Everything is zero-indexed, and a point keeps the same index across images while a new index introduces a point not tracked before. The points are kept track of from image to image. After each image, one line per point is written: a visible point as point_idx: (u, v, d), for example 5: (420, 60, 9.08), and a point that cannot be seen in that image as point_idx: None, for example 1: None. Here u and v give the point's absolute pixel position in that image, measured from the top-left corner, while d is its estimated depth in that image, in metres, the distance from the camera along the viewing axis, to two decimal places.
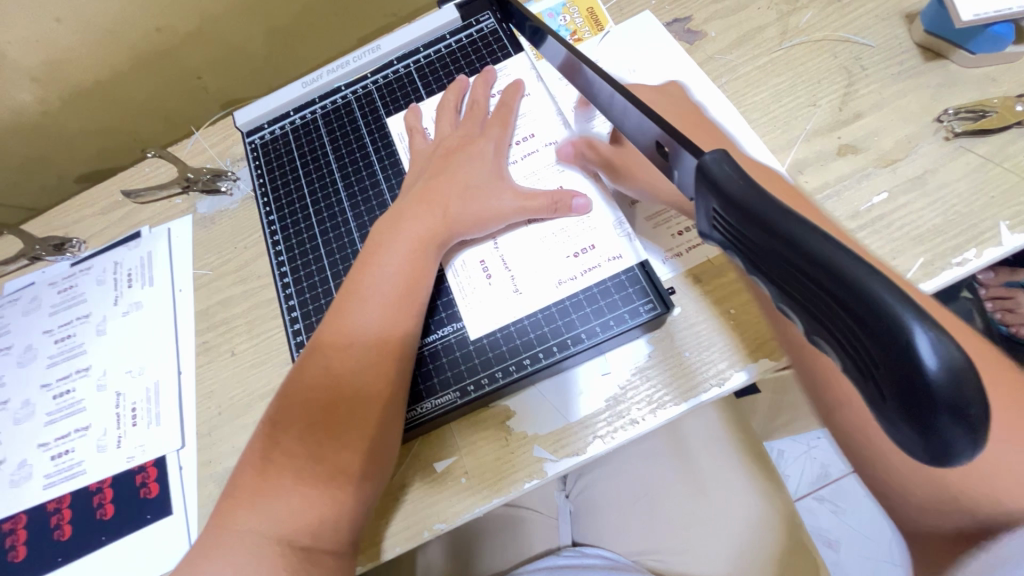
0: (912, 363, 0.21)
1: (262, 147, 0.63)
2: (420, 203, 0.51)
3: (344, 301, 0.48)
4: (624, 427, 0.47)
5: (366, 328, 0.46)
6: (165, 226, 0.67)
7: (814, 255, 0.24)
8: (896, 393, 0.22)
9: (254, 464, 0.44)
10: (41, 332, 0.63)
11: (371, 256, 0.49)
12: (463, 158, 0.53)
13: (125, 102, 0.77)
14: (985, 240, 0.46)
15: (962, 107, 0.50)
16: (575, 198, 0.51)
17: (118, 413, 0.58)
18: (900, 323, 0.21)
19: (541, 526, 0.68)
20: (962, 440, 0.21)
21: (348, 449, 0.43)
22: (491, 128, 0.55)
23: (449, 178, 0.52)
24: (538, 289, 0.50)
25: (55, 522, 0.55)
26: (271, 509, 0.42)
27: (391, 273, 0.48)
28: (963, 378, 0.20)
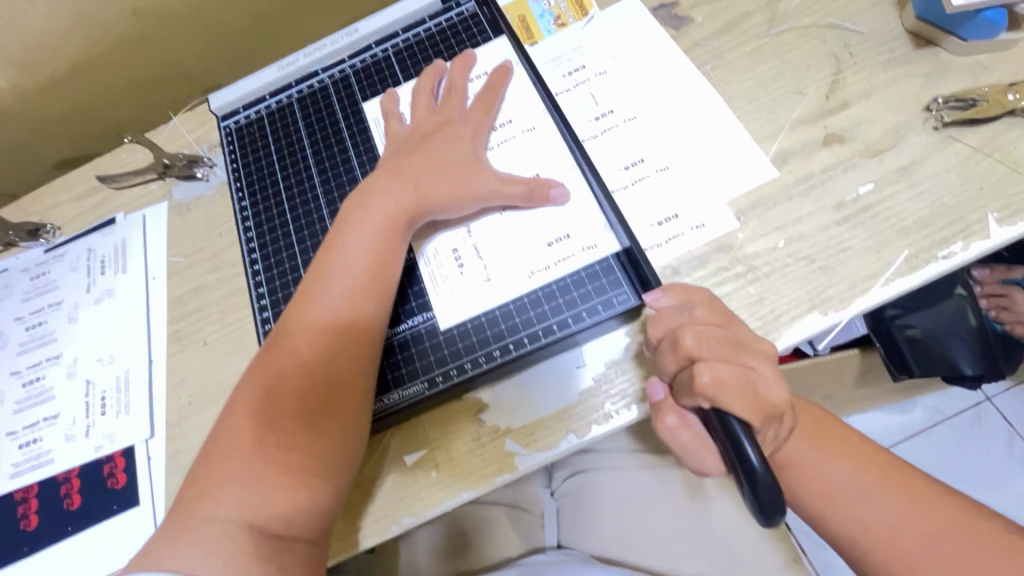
0: None
1: (236, 132, 0.61)
2: (392, 183, 0.49)
3: (315, 284, 0.46)
4: (597, 421, 0.46)
5: (338, 311, 0.45)
6: (140, 213, 0.65)
7: None
8: None
9: (218, 452, 0.42)
10: (12, 318, 0.62)
11: (343, 238, 0.48)
12: (436, 140, 0.52)
13: (104, 86, 0.75)
14: (972, 233, 0.45)
15: (952, 96, 0.49)
16: (552, 187, 0.49)
17: (87, 401, 0.57)
18: None
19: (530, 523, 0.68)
20: None
21: (317, 436, 0.42)
22: (468, 113, 0.53)
23: (420, 159, 0.50)
24: (511, 278, 0.49)
25: (22, 511, 0.54)
26: (239, 498, 0.40)
27: (359, 254, 0.46)
28: None
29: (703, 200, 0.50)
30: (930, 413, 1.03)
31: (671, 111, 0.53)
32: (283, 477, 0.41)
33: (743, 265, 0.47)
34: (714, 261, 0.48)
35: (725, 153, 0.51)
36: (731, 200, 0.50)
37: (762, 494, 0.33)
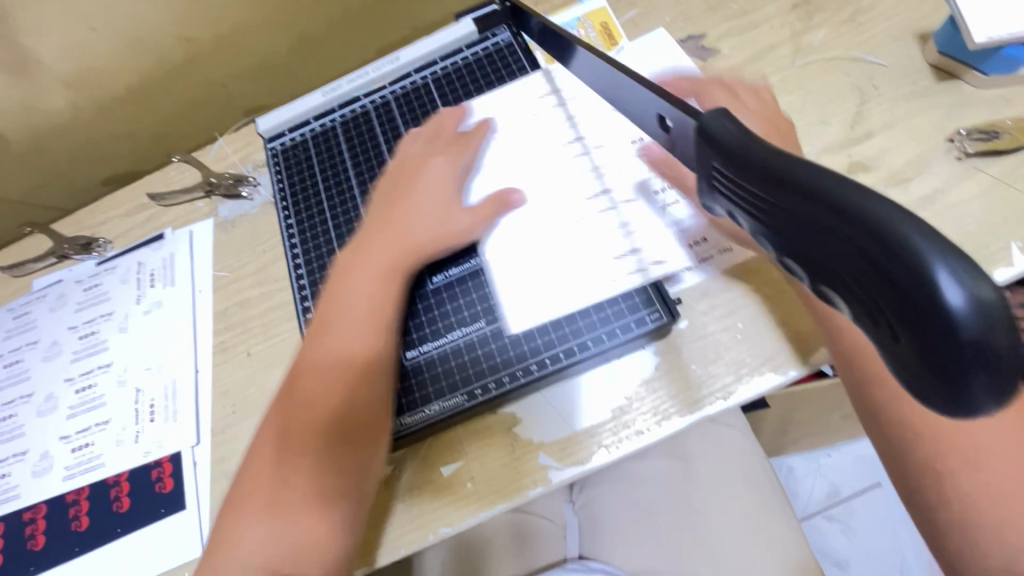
0: (931, 305, 0.16)
1: (282, 153, 0.65)
2: (426, 219, 0.52)
3: (353, 314, 0.48)
4: (629, 437, 0.47)
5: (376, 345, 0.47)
6: (187, 229, 0.69)
7: (812, 192, 0.20)
8: (907, 337, 0.18)
9: (259, 477, 0.45)
10: (66, 328, 0.66)
11: (381, 274, 0.50)
12: (467, 168, 0.54)
13: (154, 108, 0.79)
14: (996, 260, 0.46)
15: (974, 128, 0.50)
16: (569, 182, 0.52)
17: (136, 408, 0.59)
18: (917, 259, 0.16)
19: (551, 538, 0.68)
20: (987, 396, 0.17)
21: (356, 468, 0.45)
22: (493, 128, 0.55)
23: (456, 190, 0.53)
24: None
25: (74, 513, 0.56)
26: (280, 527, 0.43)
27: (398, 294, 0.49)
28: (992, 316, 0.16)
29: None
30: None
31: None
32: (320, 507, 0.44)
33: (771, 287, 0.49)
34: (743, 283, 0.50)
35: None
36: None
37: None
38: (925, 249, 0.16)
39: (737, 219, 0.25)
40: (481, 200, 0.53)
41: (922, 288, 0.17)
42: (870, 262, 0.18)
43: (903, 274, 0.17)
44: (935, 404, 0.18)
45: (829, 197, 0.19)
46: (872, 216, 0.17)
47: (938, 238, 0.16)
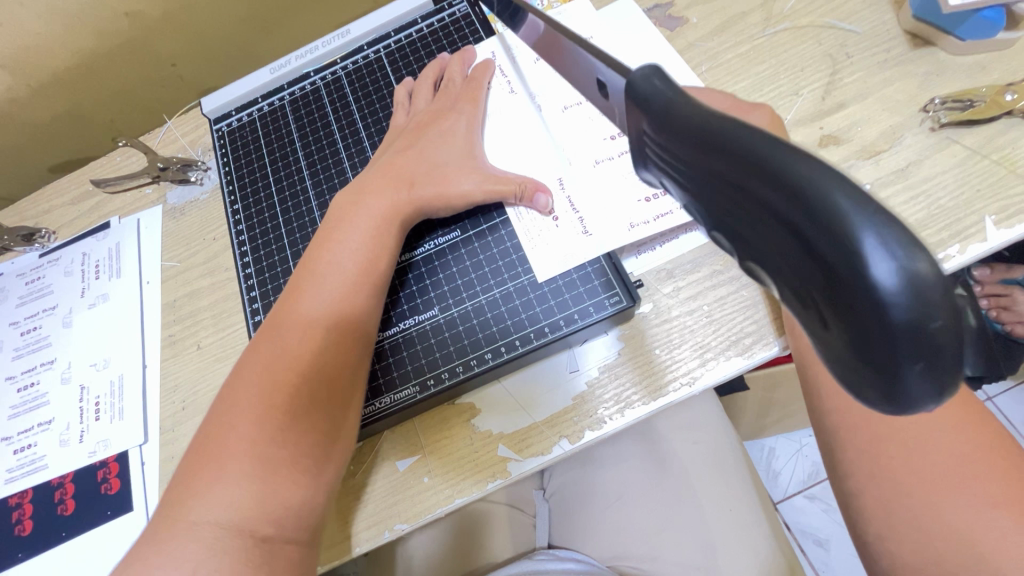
0: (861, 284, 0.15)
1: (229, 135, 0.61)
2: (385, 178, 0.49)
3: (306, 277, 0.46)
4: (590, 426, 0.45)
5: (328, 307, 0.44)
6: (135, 217, 0.65)
7: (741, 153, 0.18)
8: (840, 323, 0.16)
9: (196, 459, 0.40)
10: (7, 323, 0.63)
11: (336, 235, 0.48)
12: (431, 132, 0.52)
13: (98, 90, 0.75)
14: (969, 235, 0.44)
15: (949, 97, 0.48)
16: (539, 193, 0.48)
17: (81, 407, 0.57)
18: (851, 233, 0.15)
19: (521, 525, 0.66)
20: (921, 389, 0.16)
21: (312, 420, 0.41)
22: (463, 104, 0.53)
23: (416, 159, 0.50)
24: (513, 262, 0.49)
25: (17, 517, 0.54)
26: (225, 499, 0.38)
27: (352, 248, 0.47)
28: (925, 296, 0.15)
29: None
30: None
31: None
32: (276, 470, 0.39)
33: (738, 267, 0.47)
34: (709, 264, 0.48)
35: None
36: None
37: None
38: (853, 219, 0.15)
39: (665, 189, 0.23)
40: (446, 159, 0.50)
41: (850, 266, 0.15)
42: (796, 234, 0.17)
43: (834, 252, 0.16)
44: (870, 398, 0.17)
45: (757, 161, 0.17)
46: (801, 182, 0.16)
47: (872, 209, 0.15)
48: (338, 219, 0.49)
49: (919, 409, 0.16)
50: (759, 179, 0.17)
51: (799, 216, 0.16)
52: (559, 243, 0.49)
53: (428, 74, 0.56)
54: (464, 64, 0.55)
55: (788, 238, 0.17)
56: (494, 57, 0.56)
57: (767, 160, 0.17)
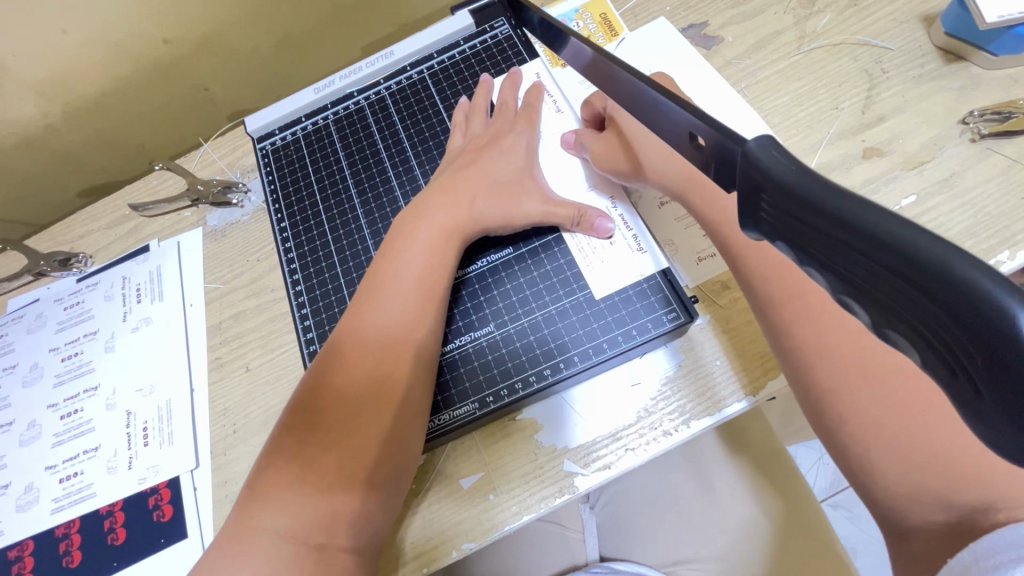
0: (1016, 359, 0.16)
1: (273, 153, 0.61)
2: (444, 194, 0.50)
3: (369, 294, 0.47)
4: (657, 439, 0.46)
5: (387, 327, 0.45)
6: (175, 240, 0.65)
7: (871, 230, 0.19)
8: (992, 391, 0.17)
9: (267, 467, 0.43)
10: (47, 349, 0.62)
11: (394, 246, 0.49)
12: (490, 156, 0.52)
13: (130, 113, 0.75)
14: (1018, 241, 0.46)
15: (987, 109, 0.50)
16: (599, 217, 0.49)
17: (129, 433, 0.56)
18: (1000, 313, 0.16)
19: (556, 541, 0.65)
20: None
21: (363, 449, 0.42)
22: (519, 125, 0.54)
23: (481, 171, 0.51)
24: (573, 275, 0.50)
25: (65, 548, 0.52)
26: (289, 505, 0.41)
27: (407, 276, 0.47)
28: None
29: None
30: None
31: None
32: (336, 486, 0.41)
33: None
34: None
35: None
36: None
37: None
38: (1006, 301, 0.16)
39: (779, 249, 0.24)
40: (501, 187, 0.51)
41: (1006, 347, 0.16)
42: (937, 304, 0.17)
43: (977, 317, 0.16)
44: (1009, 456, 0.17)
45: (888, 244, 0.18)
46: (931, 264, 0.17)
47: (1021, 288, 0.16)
48: (396, 236, 0.49)
49: None
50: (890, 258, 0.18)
51: (927, 282, 0.17)
52: (614, 260, 0.49)
53: (468, 104, 0.57)
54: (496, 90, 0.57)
55: (925, 301, 0.18)
56: (540, 78, 0.57)
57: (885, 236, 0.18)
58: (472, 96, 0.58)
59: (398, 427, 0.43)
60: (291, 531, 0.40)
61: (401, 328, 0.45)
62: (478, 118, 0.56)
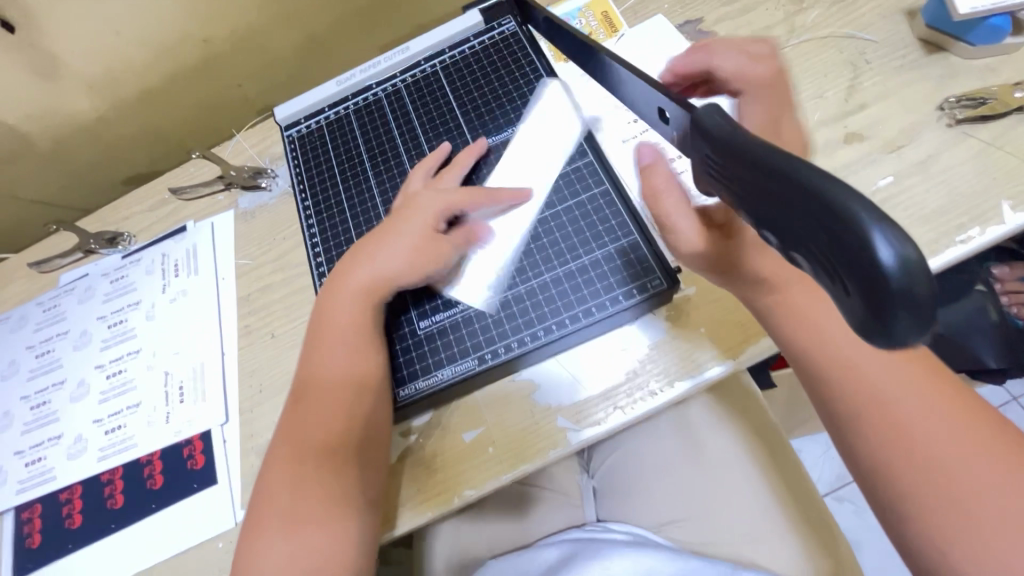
0: (870, 263, 0.21)
1: (299, 140, 0.67)
2: (376, 246, 0.53)
3: (320, 347, 0.51)
4: (644, 397, 0.49)
5: (338, 371, 0.50)
6: (209, 221, 0.71)
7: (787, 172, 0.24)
8: (862, 294, 0.21)
9: (256, 519, 0.47)
10: (94, 318, 0.68)
11: (332, 304, 0.52)
12: (399, 212, 0.54)
13: (170, 108, 0.82)
14: (988, 218, 0.48)
15: (963, 96, 0.53)
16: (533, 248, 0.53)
17: (166, 390, 0.62)
18: (860, 226, 0.21)
19: (552, 511, 0.67)
20: (910, 332, 0.21)
21: (330, 487, 0.46)
22: (444, 179, 0.57)
23: (418, 220, 0.53)
24: (566, 245, 0.54)
25: (109, 491, 0.58)
26: (292, 545, 0.45)
27: (346, 332, 0.51)
28: (917, 270, 0.20)
29: None
30: None
31: None
32: (326, 516, 0.45)
33: None
34: None
35: None
36: None
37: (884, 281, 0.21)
38: (866, 221, 0.21)
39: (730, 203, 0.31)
40: (419, 231, 0.52)
41: (863, 250, 0.21)
42: (824, 228, 0.22)
43: (846, 235, 0.21)
44: (871, 339, 0.22)
45: (796, 180, 0.24)
46: (830, 198, 0.22)
47: (872, 209, 0.21)
48: (329, 299, 0.53)
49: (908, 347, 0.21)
50: (795, 194, 0.24)
51: (816, 205, 0.23)
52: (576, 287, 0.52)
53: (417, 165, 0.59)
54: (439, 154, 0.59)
55: (811, 225, 0.23)
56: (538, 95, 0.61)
57: (784, 171, 0.24)
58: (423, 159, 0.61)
59: (355, 461, 0.47)
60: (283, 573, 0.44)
61: (341, 380, 0.49)
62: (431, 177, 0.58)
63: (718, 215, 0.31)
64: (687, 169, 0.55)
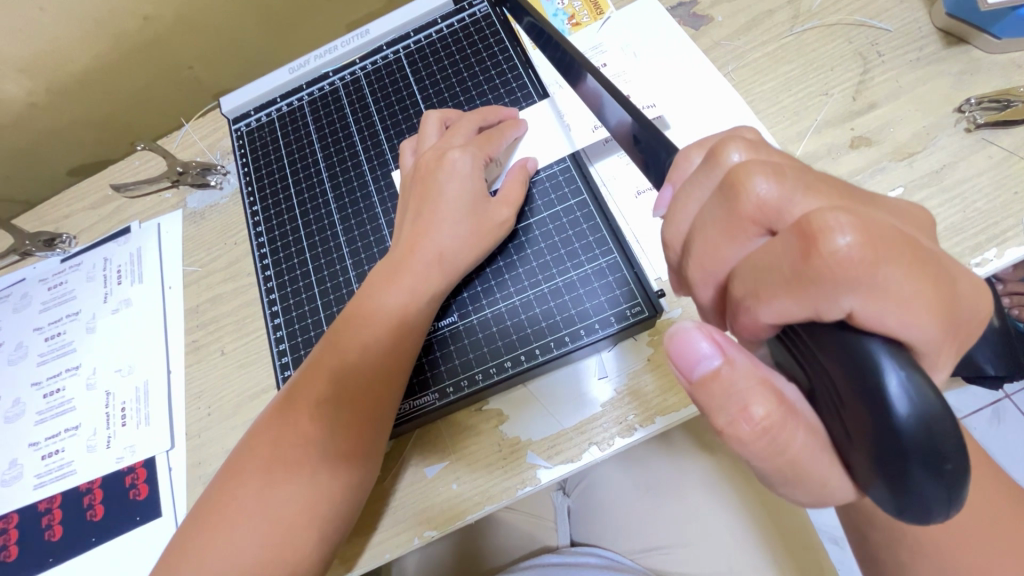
0: (885, 414, 0.19)
1: (248, 135, 0.61)
2: (431, 202, 0.47)
3: (376, 284, 0.47)
4: (621, 433, 0.45)
5: (382, 320, 0.45)
6: (155, 222, 0.65)
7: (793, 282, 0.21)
8: (871, 444, 0.20)
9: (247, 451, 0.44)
10: (31, 329, 0.63)
11: (410, 243, 0.47)
12: (441, 179, 0.47)
13: (113, 92, 0.75)
14: (1007, 239, 0.43)
15: (985, 97, 0.47)
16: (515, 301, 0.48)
17: (107, 412, 0.57)
18: (875, 368, 0.19)
19: (520, 530, 0.65)
20: (932, 492, 0.20)
21: (318, 484, 0.41)
22: (473, 144, 0.49)
23: (440, 204, 0.47)
24: (538, 267, 0.49)
25: (47, 522, 0.54)
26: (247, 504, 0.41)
27: (399, 294, 0.45)
28: (936, 429, 0.19)
29: None
30: None
31: (694, 118, 0.52)
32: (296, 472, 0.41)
33: None
34: None
35: None
36: None
37: (913, 432, 0.19)
38: (884, 365, 0.19)
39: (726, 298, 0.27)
40: (467, 208, 0.47)
41: (879, 401, 0.19)
42: (830, 365, 0.21)
43: (859, 382, 0.20)
44: (880, 489, 0.21)
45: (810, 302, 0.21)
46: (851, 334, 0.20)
47: (896, 353, 0.20)
48: (386, 271, 0.47)
49: (923, 502, 0.20)
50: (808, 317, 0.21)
51: (829, 338, 0.21)
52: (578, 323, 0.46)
53: (437, 111, 0.52)
54: (496, 115, 0.52)
55: (818, 360, 0.22)
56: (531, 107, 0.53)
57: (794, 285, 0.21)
58: (447, 118, 0.52)
59: (366, 466, 0.43)
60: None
61: (374, 362, 0.44)
62: (448, 132, 0.50)
63: (694, 349, 0.23)
64: None
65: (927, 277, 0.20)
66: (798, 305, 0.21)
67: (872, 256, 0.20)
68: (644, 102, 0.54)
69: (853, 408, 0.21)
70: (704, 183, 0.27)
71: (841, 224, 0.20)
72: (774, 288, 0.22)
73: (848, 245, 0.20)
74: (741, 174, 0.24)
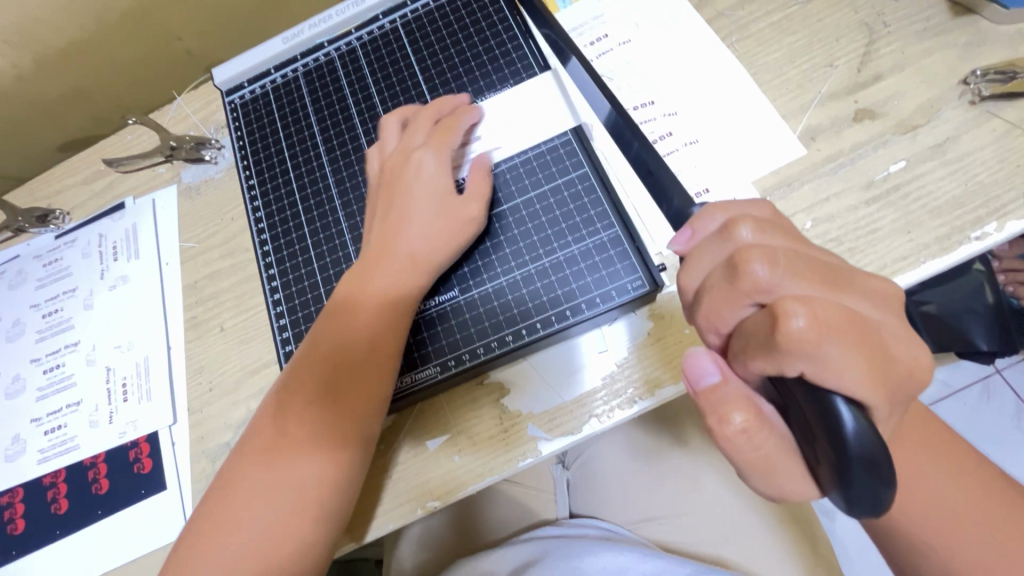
0: (838, 432, 0.24)
1: (242, 108, 0.60)
2: (402, 200, 0.47)
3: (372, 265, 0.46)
4: (621, 406, 0.46)
5: (375, 309, 0.45)
6: (150, 197, 0.64)
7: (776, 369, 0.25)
8: (833, 468, 0.24)
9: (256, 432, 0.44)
10: (28, 306, 0.63)
11: (389, 240, 0.47)
12: (408, 180, 0.47)
13: (100, 63, 0.73)
14: (1008, 212, 0.43)
15: (991, 68, 0.46)
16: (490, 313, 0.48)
17: (109, 388, 0.57)
18: (826, 396, 0.24)
19: (519, 503, 0.66)
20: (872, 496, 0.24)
21: (323, 460, 0.42)
22: (432, 139, 0.49)
23: (410, 207, 0.47)
24: (539, 241, 0.48)
25: (52, 496, 0.55)
26: (255, 485, 0.42)
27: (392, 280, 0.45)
28: (875, 449, 0.23)
29: (730, 176, 0.48)
30: (937, 385, 0.98)
31: (698, 90, 0.51)
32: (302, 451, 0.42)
33: None
34: None
35: (754, 131, 0.49)
36: (756, 179, 0.48)
37: (857, 468, 0.23)
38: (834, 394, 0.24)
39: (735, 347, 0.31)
40: (438, 206, 0.47)
41: (831, 420, 0.24)
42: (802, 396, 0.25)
43: (819, 412, 0.24)
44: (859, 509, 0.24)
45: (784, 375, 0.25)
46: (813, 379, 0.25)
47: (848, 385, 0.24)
48: (367, 268, 0.47)
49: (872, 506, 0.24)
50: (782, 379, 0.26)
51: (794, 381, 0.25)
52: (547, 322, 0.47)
53: (393, 112, 0.52)
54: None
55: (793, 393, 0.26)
56: (535, 80, 0.52)
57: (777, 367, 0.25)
58: (404, 116, 0.52)
59: (377, 441, 0.43)
60: (246, 554, 0.40)
61: (367, 354, 0.44)
62: (406, 131, 0.50)
63: (700, 367, 0.29)
64: (679, 147, 0.50)
65: (867, 346, 0.25)
66: (768, 366, 0.25)
67: (824, 334, 0.24)
68: (647, 74, 0.53)
69: (816, 443, 0.25)
70: (714, 248, 0.29)
71: (799, 309, 0.24)
72: (754, 349, 0.26)
73: (803, 326, 0.24)
74: (742, 253, 0.27)
